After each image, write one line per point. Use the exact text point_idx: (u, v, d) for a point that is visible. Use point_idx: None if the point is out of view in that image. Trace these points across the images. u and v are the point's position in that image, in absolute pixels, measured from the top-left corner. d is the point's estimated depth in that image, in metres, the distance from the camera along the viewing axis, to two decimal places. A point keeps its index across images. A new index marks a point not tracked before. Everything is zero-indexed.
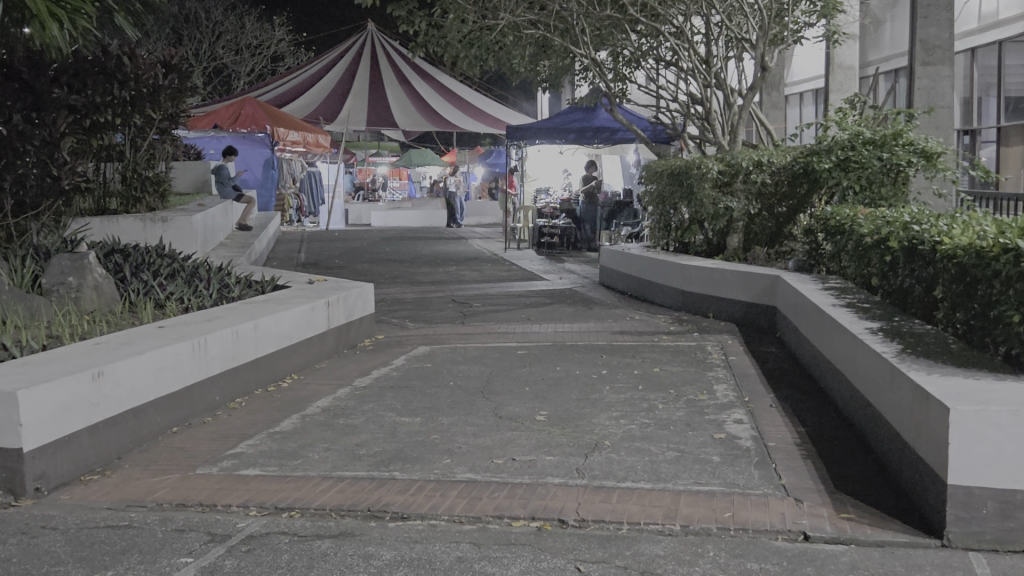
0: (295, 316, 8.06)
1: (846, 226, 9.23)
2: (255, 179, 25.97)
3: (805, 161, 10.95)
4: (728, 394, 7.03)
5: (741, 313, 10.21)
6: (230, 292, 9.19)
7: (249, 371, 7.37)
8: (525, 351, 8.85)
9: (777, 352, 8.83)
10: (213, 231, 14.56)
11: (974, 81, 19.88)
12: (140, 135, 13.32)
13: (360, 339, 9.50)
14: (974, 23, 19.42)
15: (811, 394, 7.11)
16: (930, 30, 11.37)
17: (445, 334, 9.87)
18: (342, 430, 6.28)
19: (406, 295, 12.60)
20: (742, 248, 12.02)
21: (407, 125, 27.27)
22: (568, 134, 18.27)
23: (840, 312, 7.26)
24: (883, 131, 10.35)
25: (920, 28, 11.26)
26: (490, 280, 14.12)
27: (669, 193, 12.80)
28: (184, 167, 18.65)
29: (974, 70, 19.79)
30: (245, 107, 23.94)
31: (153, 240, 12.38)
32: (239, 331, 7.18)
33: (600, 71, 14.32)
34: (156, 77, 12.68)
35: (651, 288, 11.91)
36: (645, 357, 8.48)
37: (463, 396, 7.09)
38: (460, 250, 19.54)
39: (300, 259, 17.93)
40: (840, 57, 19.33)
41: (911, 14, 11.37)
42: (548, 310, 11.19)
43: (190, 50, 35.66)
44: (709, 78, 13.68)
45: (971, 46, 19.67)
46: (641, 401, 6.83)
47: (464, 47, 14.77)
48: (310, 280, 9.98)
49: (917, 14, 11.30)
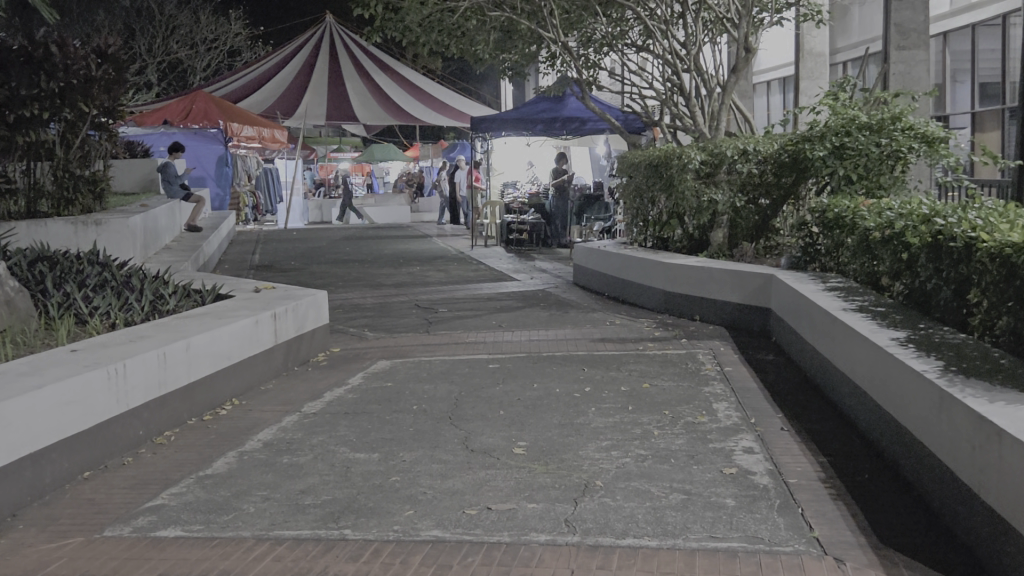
0: (234, 332, 7.08)
1: (848, 219, 8.39)
2: (207, 177, 24.79)
3: (795, 148, 10.10)
4: (732, 416, 6.14)
5: (731, 315, 9.35)
6: (164, 304, 8.18)
7: (180, 399, 6.40)
8: (498, 364, 7.91)
9: (774, 361, 7.97)
10: (156, 232, 13.54)
11: (947, 67, 19.14)
12: (71, 130, 12.25)
13: (313, 355, 8.53)
14: (946, 6, 18.70)
15: (826, 415, 6.24)
16: (906, 13, 11.05)
17: (407, 346, 8.93)
18: (285, 473, 5.32)
19: (366, 300, 11.65)
20: (727, 244, 11.09)
21: (367, 117, 26.16)
22: (536, 125, 17.36)
23: (853, 317, 6.40)
24: (880, 115, 9.50)
25: (895, 11, 11.06)
26: (457, 281, 13.19)
27: (646, 186, 11.90)
28: (126, 165, 17.57)
29: (947, 57, 19.07)
30: (197, 102, 22.86)
31: (86, 245, 11.27)
32: (166, 352, 6.21)
33: (570, 56, 13.44)
34: (88, 66, 11.76)
35: (631, 289, 11.01)
36: (632, 369, 7.57)
37: (426, 425, 6.15)
38: (424, 249, 18.59)
39: (255, 261, 16.93)
40: (807, 43, 18.62)
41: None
42: (520, 315, 10.27)
43: (143, 45, 34.42)
44: (687, 62, 12.80)
45: (944, 31, 18.91)
46: (632, 427, 5.92)
47: (425, 32, 13.78)
48: (255, 288, 9.00)
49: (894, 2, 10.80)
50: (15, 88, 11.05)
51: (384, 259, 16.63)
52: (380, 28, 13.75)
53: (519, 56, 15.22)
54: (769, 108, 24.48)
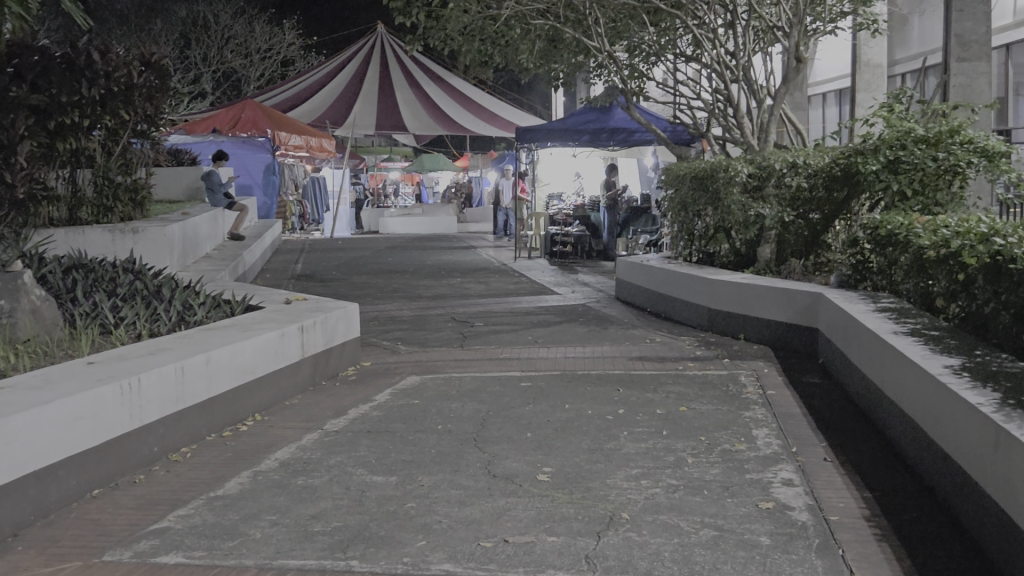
0: (258, 345, 6.88)
1: (902, 236, 8.01)
2: (254, 185, 24.84)
3: (846, 161, 9.71)
4: (773, 445, 5.80)
5: (777, 334, 9.00)
6: (192, 314, 8.02)
7: (199, 415, 6.21)
8: (530, 382, 7.65)
9: (821, 384, 7.61)
10: (196, 241, 13.49)
11: (1009, 80, 18.55)
12: (112, 138, 12.28)
13: (342, 369, 8.32)
14: (1010, 17, 18.13)
15: (874, 446, 5.88)
16: (965, 24, 10.58)
17: (439, 361, 8.69)
18: (297, 496, 5.09)
19: (403, 312, 11.45)
20: (774, 260, 10.72)
21: (417, 127, 26.62)
22: (582, 135, 17.11)
23: (905, 341, 6.03)
24: (937, 128, 9.09)
25: (955, 21, 10.60)
26: (497, 294, 12.95)
27: (692, 199, 11.56)
28: (171, 174, 17.61)
29: (1010, 70, 18.45)
30: (245, 111, 22.98)
31: (123, 253, 11.20)
32: (185, 367, 6.01)
33: (616, 65, 13.15)
34: (130, 74, 11.79)
35: (674, 305, 10.68)
36: (669, 391, 7.25)
37: (449, 446, 5.90)
38: (467, 260, 18.40)
39: (297, 270, 16.85)
40: (867, 55, 18.15)
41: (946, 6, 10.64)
42: (558, 331, 9.99)
43: (199, 54, 34.71)
44: (736, 72, 12.42)
45: (1007, 42, 18.35)
46: (665, 454, 5.61)
47: (467, 39, 13.56)
48: (287, 300, 8.82)
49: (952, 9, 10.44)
50: (56, 94, 10.56)
51: (426, 270, 16.46)
52: (423, 36, 13.57)
53: (566, 65, 14.96)
54: (824, 121, 23.93)
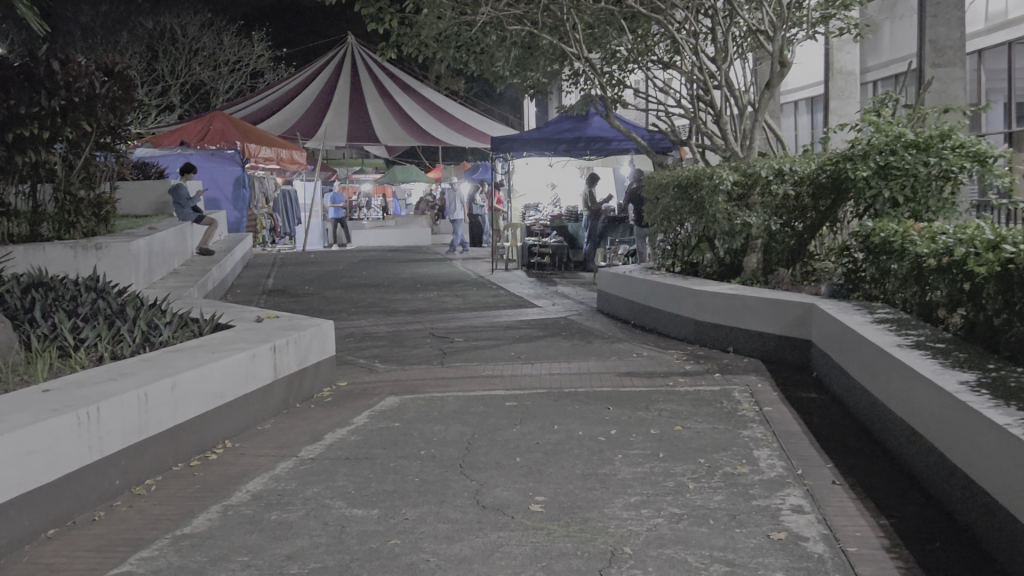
0: (227, 367, 6.49)
1: (896, 245, 7.73)
2: (223, 199, 24.34)
3: (834, 167, 9.45)
4: (777, 467, 5.48)
5: (767, 347, 8.70)
6: (157, 335, 7.60)
7: (164, 443, 5.81)
8: (515, 401, 7.30)
9: (817, 399, 7.31)
10: (163, 257, 13.04)
11: (981, 87, 18.35)
12: (74, 151, 11.81)
13: (317, 390, 7.93)
14: (981, 23, 17.91)
15: (883, 468, 5.57)
16: (941, 30, 10.72)
17: (419, 380, 8.31)
18: (272, 533, 4.71)
19: (380, 327, 11.06)
20: (761, 269, 10.44)
21: (389, 139, 25.62)
22: (559, 145, 16.69)
23: (911, 355, 5.74)
24: (927, 132, 8.82)
25: (930, 27, 10.79)
26: (476, 308, 12.59)
27: (674, 208, 11.25)
28: (137, 188, 17.18)
29: (982, 78, 18.20)
30: (214, 123, 22.55)
31: (85, 270, 10.72)
32: (148, 393, 5.62)
33: (594, 72, 12.84)
34: (92, 83, 11.32)
35: (658, 317, 10.36)
36: (661, 409, 6.91)
37: (434, 474, 5.53)
38: (442, 272, 18.03)
39: (268, 285, 16.40)
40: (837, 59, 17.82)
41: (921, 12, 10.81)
42: (541, 345, 9.65)
43: (166, 66, 34.18)
44: (717, 77, 12.12)
45: (979, 49, 18.13)
46: (664, 480, 5.27)
47: (441, 46, 13.24)
48: (258, 318, 8.43)
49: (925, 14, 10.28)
50: (14, 106, 10.64)
51: (401, 284, 16.08)
52: (395, 43, 13.23)
53: (542, 74, 14.65)
54: (797, 129, 23.79)
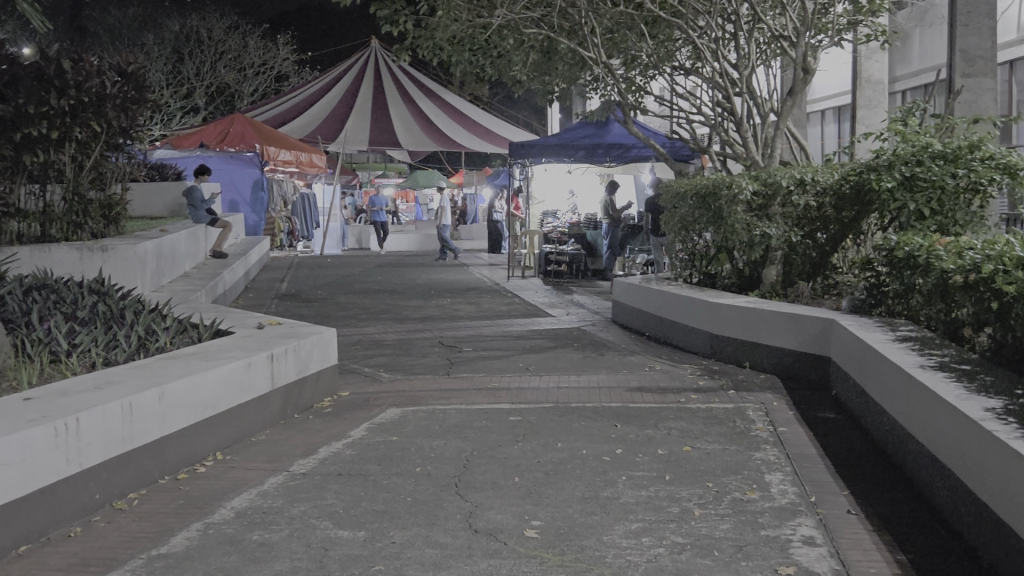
0: (220, 375, 6.26)
1: (922, 260, 7.41)
2: (241, 201, 24.23)
3: (858, 178, 9.14)
4: (788, 494, 5.19)
5: (785, 363, 8.40)
6: (154, 341, 7.38)
7: (150, 456, 5.58)
8: (519, 416, 7.04)
9: (835, 420, 7.01)
10: (173, 259, 12.88)
11: (1013, 97, 17.92)
12: (83, 151, 11.65)
13: (317, 400, 7.70)
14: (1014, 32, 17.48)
15: (902, 497, 5.27)
16: (971, 39, 10.50)
17: (423, 391, 8.07)
18: (251, 555, 4.47)
19: (389, 335, 10.84)
20: (781, 282, 10.13)
21: (410, 143, 24.81)
22: (577, 151, 16.45)
23: (935, 377, 5.43)
24: (956, 143, 8.50)
25: (960, 37, 10.50)
26: (488, 316, 12.34)
27: (693, 218, 10.95)
28: (152, 190, 17.08)
29: (1015, 87, 17.75)
30: (234, 126, 22.49)
31: (91, 272, 10.50)
32: (134, 403, 5.40)
33: (613, 78, 12.57)
34: (103, 84, 11.17)
35: (674, 328, 10.07)
36: (670, 427, 6.63)
37: (427, 494, 5.27)
38: (458, 279, 17.79)
39: (282, 289, 16.22)
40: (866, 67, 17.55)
41: (950, 21, 10.51)
42: (552, 357, 9.38)
43: (190, 68, 34.20)
44: (738, 83, 11.83)
45: (1011, 59, 17.71)
46: (668, 506, 4.99)
47: (457, 49, 13.02)
48: (259, 324, 8.21)
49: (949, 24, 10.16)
50: (21, 105, 10.35)
51: (415, 290, 15.85)
52: (410, 46, 13.02)
53: (561, 79, 14.39)
54: (823, 138, 23.45)
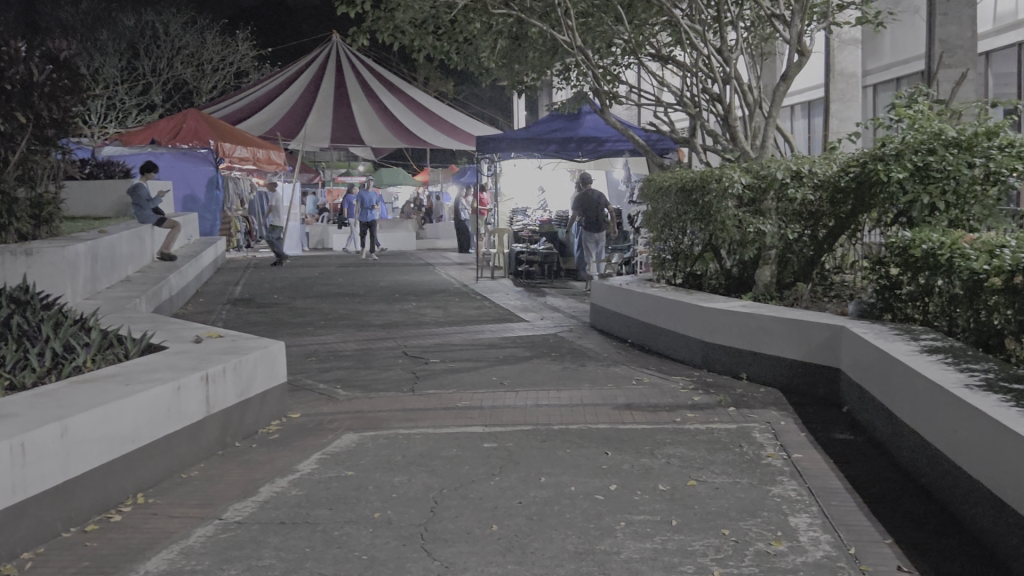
0: (141, 404, 5.28)
1: (946, 260, 6.54)
2: (196, 200, 23.09)
3: (860, 169, 8.29)
4: (822, 544, 4.33)
5: (787, 375, 7.58)
6: (71, 359, 6.39)
7: (48, 505, 4.60)
8: (494, 442, 6.12)
9: (855, 443, 6.15)
10: (113, 262, 11.86)
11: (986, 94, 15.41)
12: (7, 144, 10.60)
13: (262, 425, 6.73)
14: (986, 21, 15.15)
15: (955, 546, 4.43)
16: (950, 28, 9.29)
17: (384, 412, 7.11)
18: None
19: (348, 345, 9.88)
20: (775, 284, 9.29)
21: (373, 141, 24.45)
22: (549, 145, 15.55)
23: (990, 400, 4.57)
24: (971, 129, 7.63)
25: (938, 26, 9.32)
26: (457, 322, 11.42)
27: (677, 214, 10.07)
28: (97, 189, 16.05)
29: (989, 83, 15.32)
30: (187, 122, 21.52)
31: (14, 278, 9.42)
32: (24, 443, 4.41)
33: (587, 64, 11.66)
34: (30, 70, 10.10)
35: (659, 336, 9.21)
36: (670, 456, 5.74)
37: (386, 551, 4.35)
38: (423, 280, 16.80)
39: (234, 294, 15.20)
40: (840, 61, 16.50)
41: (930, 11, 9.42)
42: (528, 369, 8.48)
43: (145, 64, 33.00)
44: (725, 67, 10.91)
45: (985, 51, 15.31)
46: (681, 563, 4.11)
47: (420, 33, 12.09)
48: (198, 338, 7.21)
49: (936, 9, 9.34)
50: None
51: (378, 293, 14.89)
52: (369, 31, 12.04)
53: (531, 68, 13.48)
54: (795, 133, 22.51)
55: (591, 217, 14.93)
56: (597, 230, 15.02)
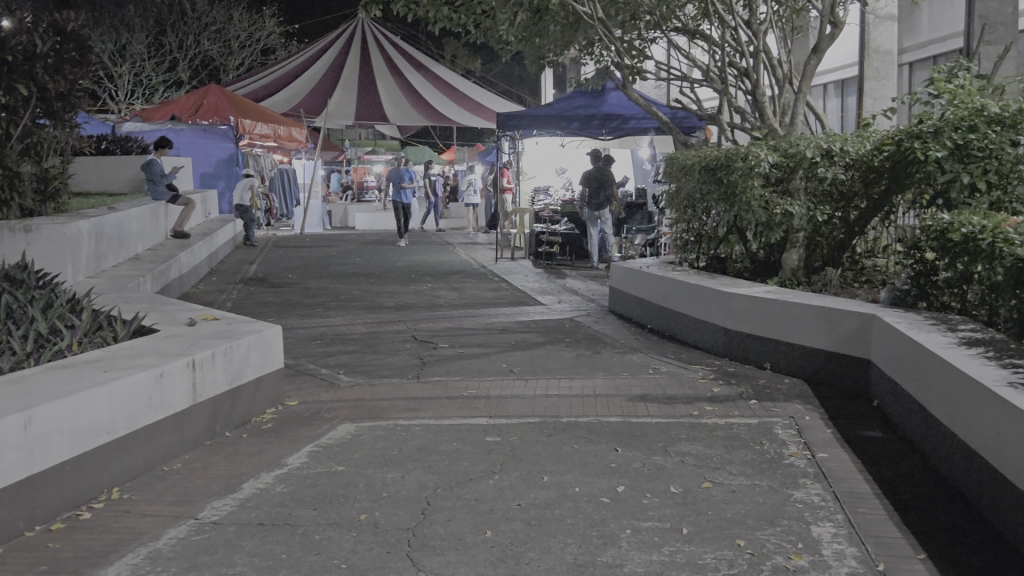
0: (116, 393, 4.93)
1: (989, 246, 6.03)
2: (216, 177, 22.89)
3: (894, 147, 7.79)
4: (848, 559, 3.92)
5: (813, 365, 7.14)
6: (56, 341, 6.07)
7: (8, 502, 4.27)
8: (497, 436, 5.73)
9: (885, 442, 5.71)
10: (119, 240, 11.56)
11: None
12: (10, 118, 10.26)
13: (256, 413, 6.39)
14: None
15: (994, 562, 4.00)
16: (991, 3, 8.82)
17: (385, 401, 6.74)
18: None
19: (357, 327, 9.52)
20: (803, 268, 8.83)
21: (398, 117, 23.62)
22: (571, 122, 15.06)
23: None
24: (1014, 105, 7.12)
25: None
26: (472, 305, 11.04)
27: (701, 193, 9.61)
28: (112, 165, 15.79)
29: None
30: (208, 98, 21.10)
31: (13, 255, 9.13)
32: None
33: (609, 37, 11.18)
34: (32, 41, 9.76)
35: (679, 321, 8.79)
36: (684, 454, 5.34)
37: (368, 559, 3.98)
38: (441, 261, 16.41)
39: (248, 273, 14.92)
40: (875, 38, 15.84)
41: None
42: (540, 355, 8.09)
43: (170, 41, 32.74)
44: (753, 39, 10.36)
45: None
46: None
47: (436, 5, 11.66)
48: (191, 321, 6.86)
49: None
50: None
51: (394, 273, 14.53)
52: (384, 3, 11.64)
53: (553, 42, 13.01)
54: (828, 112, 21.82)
55: (596, 195, 14.49)
56: (601, 209, 14.56)
